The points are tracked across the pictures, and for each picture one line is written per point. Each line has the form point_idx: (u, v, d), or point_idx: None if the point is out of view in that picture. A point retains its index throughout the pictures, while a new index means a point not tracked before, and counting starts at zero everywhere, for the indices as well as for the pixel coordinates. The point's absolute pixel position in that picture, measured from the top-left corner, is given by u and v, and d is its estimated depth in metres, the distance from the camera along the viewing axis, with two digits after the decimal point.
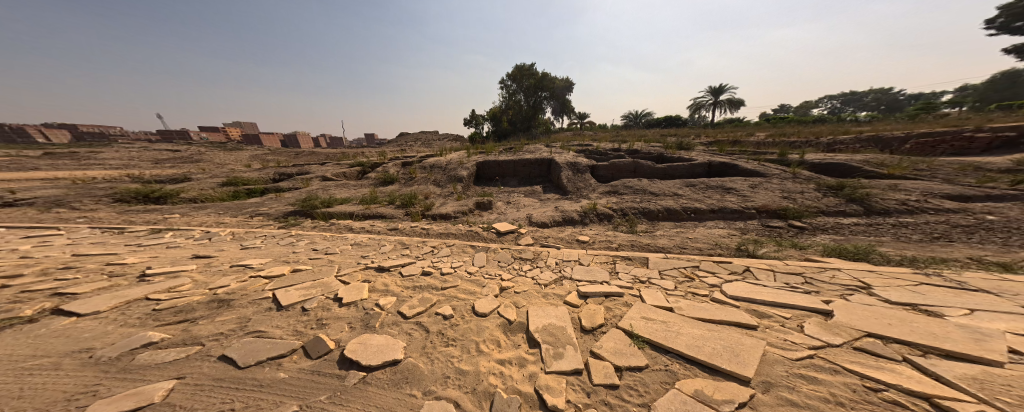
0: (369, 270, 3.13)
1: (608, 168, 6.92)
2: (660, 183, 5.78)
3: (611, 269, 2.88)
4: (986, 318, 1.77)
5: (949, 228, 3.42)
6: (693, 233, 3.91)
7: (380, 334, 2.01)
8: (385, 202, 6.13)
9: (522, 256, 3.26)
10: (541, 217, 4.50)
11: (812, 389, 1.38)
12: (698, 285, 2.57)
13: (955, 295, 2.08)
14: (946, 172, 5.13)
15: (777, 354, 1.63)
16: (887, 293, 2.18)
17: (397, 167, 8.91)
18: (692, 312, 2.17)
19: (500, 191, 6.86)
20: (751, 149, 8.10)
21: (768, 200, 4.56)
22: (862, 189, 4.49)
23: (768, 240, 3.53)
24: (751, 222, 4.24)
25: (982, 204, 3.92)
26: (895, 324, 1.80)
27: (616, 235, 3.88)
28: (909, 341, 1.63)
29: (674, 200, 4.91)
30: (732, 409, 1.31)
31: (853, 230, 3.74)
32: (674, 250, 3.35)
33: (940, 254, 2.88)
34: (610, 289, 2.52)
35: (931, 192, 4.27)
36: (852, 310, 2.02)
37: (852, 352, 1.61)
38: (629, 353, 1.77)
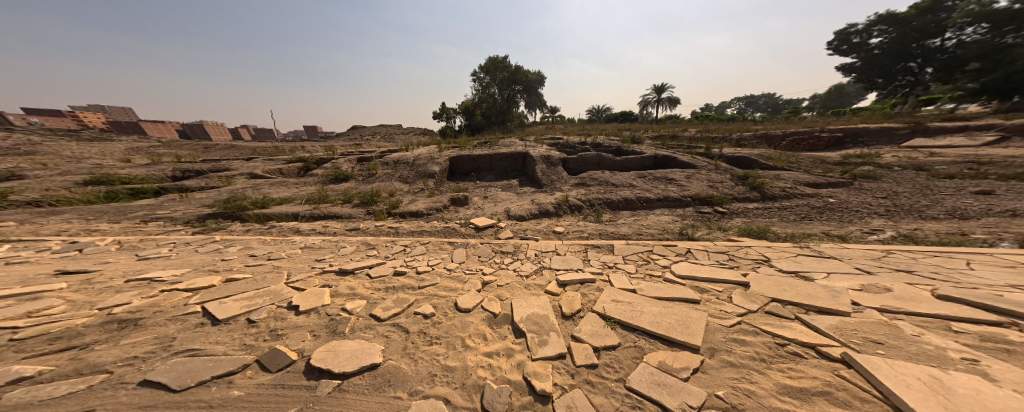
0: (328, 274, 2.81)
1: (577, 161, 7.24)
2: (619, 175, 6.28)
3: (583, 257, 3.08)
4: (838, 278, 2.38)
5: (808, 209, 4.44)
6: (647, 220, 4.37)
7: (352, 340, 1.84)
8: (339, 201, 5.51)
9: (503, 250, 3.27)
10: (519, 210, 4.55)
11: (742, 350, 1.69)
12: (653, 267, 2.91)
13: (818, 261, 2.74)
14: (805, 164, 6.45)
15: (715, 323, 1.95)
16: (779, 263, 2.77)
17: (351, 163, 8.04)
18: (650, 291, 2.45)
19: (475, 186, 6.69)
20: (685, 143, 9.24)
21: (700, 189, 5.29)
22: (759, 179, 5.50)
23: (702, 224, 4.12)
24: (688, 209, 4.89)
25: (826, 189, 5.12)
26: (786, 289, 2.30)
27: (586, 225, 4.13)
28: (798, 302, 2.10)
29: (630, 190, 5.38)
30: (689, 374, 1.53)
31: (754, 213, 4.56)
32: (634, 236, 3.70)
33: (807, 230, 3.71)
34: (585, 275, 2.69)
35: (798, 180, 5.41)
36: (761, 279, 2.51)
37: (766, 315, 2.01)
38: (604, 333, 1.92)
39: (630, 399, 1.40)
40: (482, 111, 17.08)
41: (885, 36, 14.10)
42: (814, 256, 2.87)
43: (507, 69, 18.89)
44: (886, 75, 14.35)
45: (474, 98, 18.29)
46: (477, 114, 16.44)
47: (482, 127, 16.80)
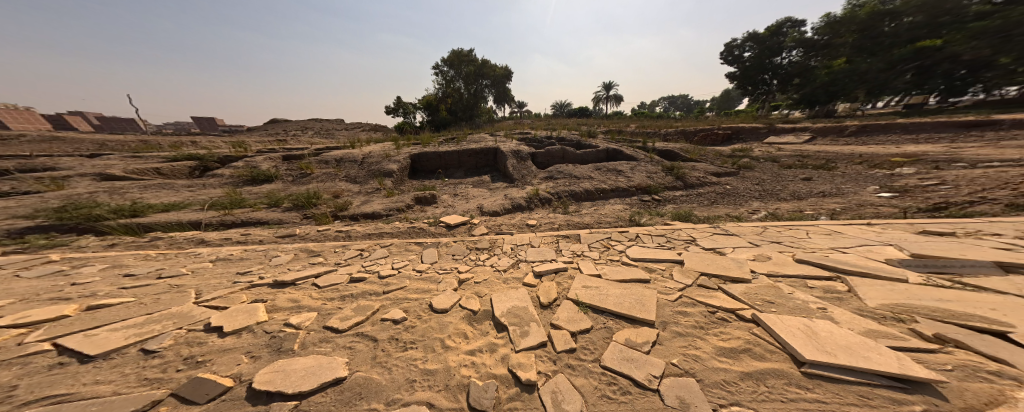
0: (261, 288, 2.37)
1: (545, 155, 7.48)
2: (579, 167, 6.62)
3: (556, 248, 3.19)
4: (741, 251, 2.81)
5: (711, 195, 5.35)
6: (605, 210, 4.72)
7: (306, 356, 1.60)
8: (262, 205, 4.63)
9: (479, 246, 3.21)
10: (492, 206, 4.49)
11: (687, 320, 1.82)
12: (611, 252, 3.07)
13: (728, 238, 3.15)
14: (708, 158, 7.50)
15: (664, 299, 2.08)
16: (702, 242, 3.10)
17: (273, 161, 6.78)
18: (612, 274, 2.59)
19: (443, 184, 6.35)
20: (625, 137, 10.16)
21: (641, 180, 5.92)
22: (680, 169, 6.37)
23: (645, 211, 4.58)
24: (634, 198, 5.42)
25: (725, 178, 6.20)
26: (710, 263, 2.60)
27: (556, 217, 4.29)
28: (716, 274, 2.39)
29: (590, 182, 5.75)
30: (651, 347, 1.59)
31: (679, 199, 5.30)
32: (595, 225, 3.96)
33: (718, 212, 4.45)
34: (559, 265, 2.78)
35: (708, 171, 6.44)
36: (692, 257, 2.77)
37: (700, 288, 2.21)
38: (579, 318, 1.95)
39: (607, 377, 1.43)
40: (447, 106, 15.85)
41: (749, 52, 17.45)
42: (717, 236, 3.27)
43: (474, 62, 17.83)
44: (750, 84, 17.50)
45: (437, 91, 16.85)
46: (441, 109, 15.18)
47: (448, 123, 15.65)
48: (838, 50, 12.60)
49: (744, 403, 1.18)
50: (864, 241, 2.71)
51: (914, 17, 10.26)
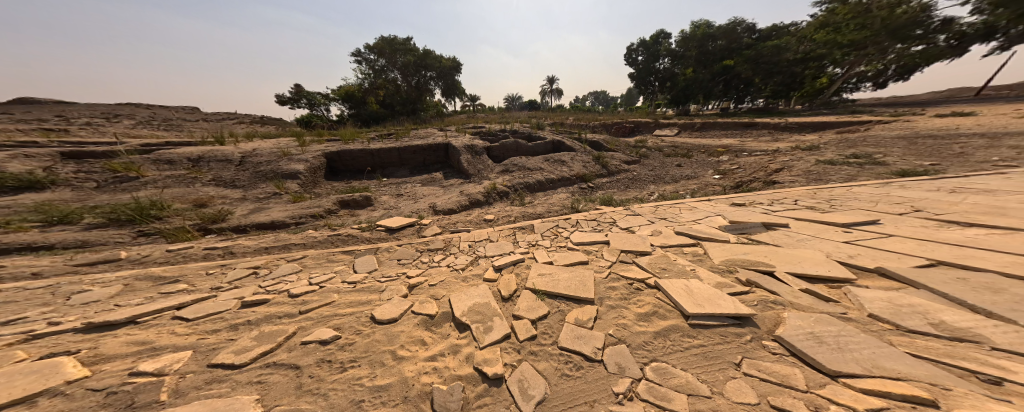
0: (58, 338, 1.60)
1: (499, 148, 7.50)
2: (532, 159, 6.85)
3: (513, 240, 3.28)
4: (645, 227, 3.33)
5: (625, 180, 6.34)
6: (553, 199, 5.06)
7: (183, 405, 1.21)
8: (21, 221, 3.03)
9: (434, 248, 3.07)
10: (447, 204, 4.32)
11: (617, 293, 2.13)
12: (560, 238, 3.31)
13: (627, 219, 3.66)
14: (622, 147, 8.73)
15: (599, 278, 2.39)
16: (621, 222, 3.56)
17: (45, 157, 4.49)
18: (563, 259, 2.81)
19: (380, 185, 5.77)
20: (563, 129, 10.94)
21: (579, 168, 6.58)
22: (604, 158, 7.29)
23: (586, 198, 5.07)
24: (575, 186, 5.97)
25: (633, 164, 7.44)
26: (631, 239, 3.02)
27: (512, 209, 4.41)
28: (625, 249, 2.82)
29: (543, 173, 6.07)
30: (594, 322, 1.83)
31: (605, 185, 6.11)
32: (547, 215, 4.20)
33: (632, 194, 5.33)
34: (517, 256, 2.85)
35: (624, 160, 7.58)
36: (619, 236, 3.17)
37: (625, 263, 2.57)
38: (537, 306, 2.06)
39: (564, 356, 1.57)
40: (379, 98, 14.13)
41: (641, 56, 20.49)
42: (629, 215, 3.77)
43: (413, 50, 16.11)
44: (642, 85, 20.69)
45: (366, 80, 14.75)
46: (370, 101, 13.49)
47: (381, 118, 13.96)
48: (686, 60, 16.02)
49: (659, 358, 1.47)
50: (705, 214, 3.47)
51: (718, 43, 14.88)
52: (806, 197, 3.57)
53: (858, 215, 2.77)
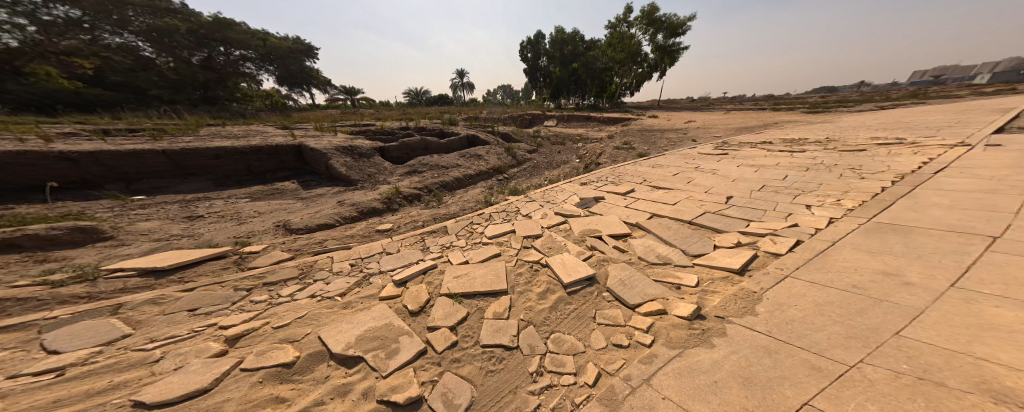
0: None
1: (399, 148, 6.85)
2: (448, 156, 6.65)
3: (423, 247, 3.10)
4: (539, 211, 3.77)
5: (530, 168, 6.98)
6: (469, 196, 5.09)
7: None
8: None
9: (291, 280, 2.40)
10: (318, 219, 3.66)
11: (526, 279, 2.39)
12: (475, 235, 3.38)
13: (527, 206, 4.05)
14: (529, 139, 9.48)
15: (509, 266, 2.61)
16: (527, 209, 3.94)
17: None
18: (477, 256, 2.88)
19: (124, 206, 3.86)
20: (478, 123, 11.15)
21: (495, 161, 6.82)
22: (513, 148, 7.80)
23: (503, 190, 5.29)
24: (495, 179, 6.17)
25: (533, 152, 8.22)
26: (531, 224, 3.43)
27: (421, 213, 4.22)
28: (527, 236, 3.17)
29: (460, 170, 6.00)
30: (507, 309, 2.02)
31: (520, 174, 6.57)
32: (461, 213, 4.21)
33: (532, 181, 5.90)
34: (428, 263, 2.69)
35: (529, 150, 8.29)
36: (527, 223, 3.48)
37: (529, 250, 2.89)
38: (454, 311, 2.03)
39: (486, 353, 1.65)
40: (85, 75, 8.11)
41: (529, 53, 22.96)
42: (529, 201, 4.21)
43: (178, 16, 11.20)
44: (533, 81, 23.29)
45: (19, 38, 7.28)
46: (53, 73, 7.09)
47: (122, 105, 8.51)
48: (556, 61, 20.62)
49: (557, 330, 1.80)
50: (568, 194, 4.26)
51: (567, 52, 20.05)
52: (604, 175, 4.91)
53: (686, 188, 3.92)
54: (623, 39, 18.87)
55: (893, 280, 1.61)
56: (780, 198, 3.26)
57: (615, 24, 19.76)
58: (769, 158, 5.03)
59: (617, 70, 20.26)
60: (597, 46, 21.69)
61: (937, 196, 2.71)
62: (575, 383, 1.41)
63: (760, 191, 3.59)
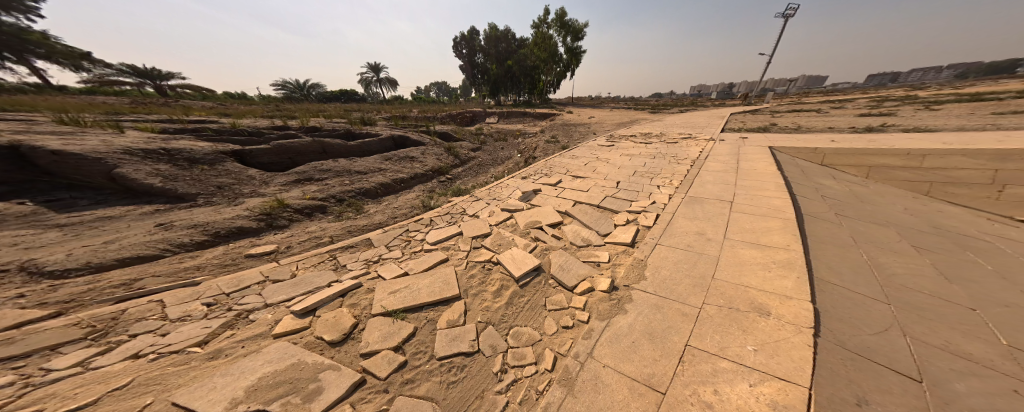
0: None
1: (268, 153, 5.19)
2: (363, 160, 5.91)
3: (336, 266, 2.71)
4: (485, 210, 3.80)
5: (475, 166, 6.97)
6: (399, 203, 4.72)
7: None
8: None
9: (65, 344, 1.63)
10: (127, 252, 2.59)
11: (477, 281, 2.43)
12: (413, 244, 3.21)
13: (473, 205, 4.02)
14: (470, 137, 9.46)
15: (459, 270, 2.60)
16: (473, 208, 3.91)
17: None
18: (418, 266, 2.71)
19: None
20: (412, 122, 10.59)
21: (434, 161, 6.56)
22: (455, 148, 7.70)
23: (446, 191, 5.10)
24: (435, 180, 5.94)
25: (477, 150, 8.22)
26: (478, 224, 3.44)
27: (328, 227, 3.69)
28: (475, 237, 3.18)
29: (383, 175, 5.48)
30: (463, 315, 2.02)
31: (463, 173, 6.52)
32: (390, 222, 3.90)
33: (476, 180, 5.86)
34: (344, 284, 2.37)
35: (471, 147, 8.27)
36: (475, 224, 3.46)
37: (479, 251, 2.91)
38: (396, 329, 1.88)
39: (445, 366, 1.62)
40: None
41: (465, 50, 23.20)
42: (475, 200, 4.18)
43: None
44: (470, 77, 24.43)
45: None
46: None
47: None
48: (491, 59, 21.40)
49: (515, 324, 1.98)
50: (512, 189, 4.40)
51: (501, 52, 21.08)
52: (541, 168, 5.23)
53: (610, 175, 4.54)
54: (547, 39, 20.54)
55: (702, 237, 2.68)
56: (639, 178, 4.29)
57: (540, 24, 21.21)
58: (635, 148, 6.16)
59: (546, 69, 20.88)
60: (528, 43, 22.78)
61: (707, 174, 4.20)
62: (538, 370, 1.60)
63: (640, 173, 4.55)
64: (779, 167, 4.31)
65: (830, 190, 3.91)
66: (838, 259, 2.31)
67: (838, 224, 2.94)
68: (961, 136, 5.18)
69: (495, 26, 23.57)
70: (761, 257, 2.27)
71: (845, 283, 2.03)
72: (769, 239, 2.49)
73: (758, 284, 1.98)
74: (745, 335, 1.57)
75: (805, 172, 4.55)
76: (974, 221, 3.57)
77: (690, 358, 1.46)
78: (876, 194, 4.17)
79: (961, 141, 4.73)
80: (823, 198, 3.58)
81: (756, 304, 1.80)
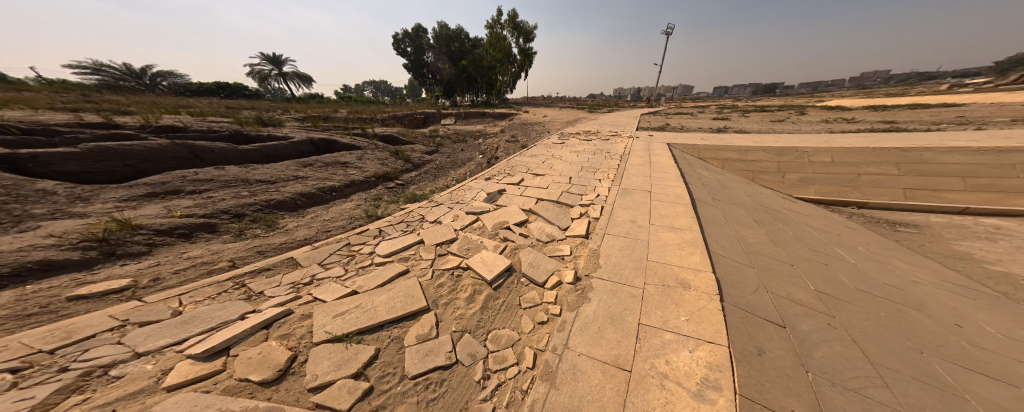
0: None
1: (86, 160, 3.81)
2: (266, 168, 5.08)
3: (248, 295, 2.11)
4: (445, 215, 3.62)
5: (432, 170, 6.63)
6: (329, 214, 4.20)
7: None
8: None
9: None
10: None
11: (443, 289, 2.32)
12: (359, 258, 2.83)
13: (432, 211, 3.79)
14: (421, 140, 8.91)
15: (424, 281, 2.41)
16: (430, 215, 3.69)
17: None
18: (368, 283, 2.39)
19: None
20: (342, 126, 9.34)
21: (376, 168, 6.06)
22: (405, 153, 7.21)
23: (396, 199, 4.66)
24: (378, 188, 5.45)
25: (432, 154, 7.79)
26: (440, 230, 3.27)
27: (228, 247, 3.05)
28: (438, 243, 3.02)
29: (302, 184, 4.80)
30: (435, 328, 1.93)
31: (417, 178, 6.11)
32: (321, 237, 3.46)
33: (432, 185, 5.51)
34: (271, 311, 1.91)
35: (423, 151, 7.81)
36: (435, 231, 3.28)
37: (444, 258, 2.76)
38: (354, 355, 1.66)
39: (421, 384, 1.55)
40: None
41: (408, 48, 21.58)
42: (435, 205, 3.96)
43: None
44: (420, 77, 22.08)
45: None
46: None
47: None
48: (441, 58, 20.65)
49: (492, 327, 1.99)
50: (476, 191, 4.29)
51: (451, 49, 20.46)
52: (499, 168, 5.27)
53: (564, 171, 4.90)
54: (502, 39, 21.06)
55: (634, 223, 3.19)
56: (583, 174, 4.75)
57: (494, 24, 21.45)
58: (580, 145, 6.80)
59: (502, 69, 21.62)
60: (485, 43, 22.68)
61: (631, 168, 4.92)
62: (519, 369, 1.67)
63: (586, 168, 5.03)
64: (675, 160, 5.37)
65: (708, 177, 5.01)
66: (723, 235, 3.08)
67: (716, 206, 3.84)
68: (762, 135, 7.61)
69: (443, 24, 22.89)
70: (676, 237, 2.84)
71: (729, 253, 2.74)
72: (679, 222, 3.13)
73: (677, 260, 2.49)
74: (678, 308, 1.94)
75: (687, 163, 5.65)
76: (779, 196, 5.13)
77: (644, 335, 1.73)
78: (732, 181, 5.31)
79: (763, 140, 6.83)
80: (704, 185, 4.55)
81: (681, 278, 2.26)
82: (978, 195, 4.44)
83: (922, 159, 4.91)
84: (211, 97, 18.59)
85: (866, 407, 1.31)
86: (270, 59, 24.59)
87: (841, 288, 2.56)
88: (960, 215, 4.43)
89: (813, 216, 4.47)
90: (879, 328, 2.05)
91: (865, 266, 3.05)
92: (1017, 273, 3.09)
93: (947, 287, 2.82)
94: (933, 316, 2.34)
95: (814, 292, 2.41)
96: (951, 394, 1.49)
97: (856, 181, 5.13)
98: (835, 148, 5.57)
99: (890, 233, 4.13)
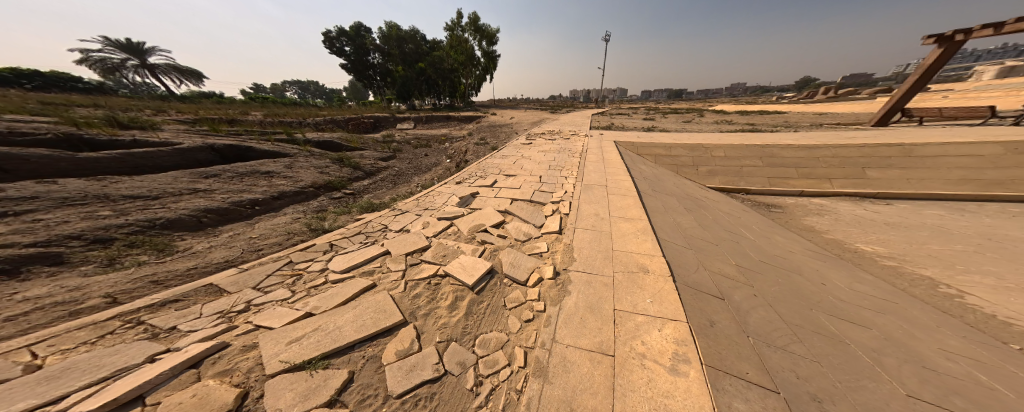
0: None
1: None
2: (145, 181, 3.92)
3: (152, 333, 1.58)
4: (411, 224, 3.35)
5: (389, 177, 6.13)
6: (255, 230, 3.45)
7: None
8: None
9: None
10: None
11: (422, 299, 2.13)
12: (308, 277, 2.38)
13: (396, 220, 3.47)
14: (370, 146, 8.17)
15: (397, 293, 2.17)
16: (394, 225, 3.36)
17: None
18: (327, 301, 2.03)
19: None
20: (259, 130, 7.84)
21: (314, 177, 5.25)
22: (352, 159, 6.50)
23: (346, 210, 4.11)
24: (320, 199, 4.73)
25: (385, 160, 7.19)
26: (407, 239, 3.00)
27: (99, 280, 2.22)
28: (407, 253, 2.77)
29: (208, 198, 3.84)
30: (418, 339, 1.75)
31: (369, 187, 5.53)
32: (248, 257, 2.79)
33: (388, 194, 5.04)
34: (195, 347, 1.46)
35: (374, 157, 7.15)
36: (402, 240, 3.00)
37: (417, 268, 2.54)
38: (322, 384, 1.39)
39: (411, 401, 1.39)
40: None
41: (346, 47, 19.69)
42: (398, 214, 3.64)
43: None
44: (364, 78, 20.67)
45: None
46: None
47: None
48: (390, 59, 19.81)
49: (480, 332, 1.91)
50: (446, 196, 4.12)
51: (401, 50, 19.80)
52: (464, 172, 5.16)
53: (530, 172, 5.07)
54: (461, 43, 21.57)
55: (598, 217, 3.49)
56: (547, 173, 5.00)
57: (451, 27, 21.73)
58: (541, 146, 7.15)
59: (460, 71, 22.04)
60: (438, 47, 22.35)
61: (588, 166, 5.38)
62: (514, 368, 1.63)
63: (549, 168, 5.30)
64: (620, 157, 6.08)
65: (647, 174, 5.79)
66: (668, 224, 3.60)
67: (657, 199, 4.47)
68: (679, 133, 9.25)
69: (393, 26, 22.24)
70: (633, 228, 3.21)
71: (673, 239, 3.21)
72: (633, 214, 3.54)
73: (638, 249, 2.81)
74: (644, 291, 2.18)
75: (629, 159, 6.46)
76: (696, 186, 6.28)
77: (623, 317, 1.91)
78: (663, 175, 6.28)
79: (681, 138, 8.29)
80: (645, 180, 5.25)
81: (643, 264, 2.56)
82: (809, 181, 6.20)
83: (775, 154, 6.75)
84: (28, 90, 13.48)
85: (793, 359, 1.70)
86: (125, 46, 19.18)
87: (752, 261, 3.25)
88: (801, 196, 6.04)
89: (721, 202, 5.59)
90: (783, 293, 2.68)
91: (762, 243, 3.94)
92: (840, 238, 4.46)
93: (809, 254, 3.88)
94: (808, 278, 3.17)
95: (737, 267, 3.00)
96: (837, 341, 2.05)
97: (740, 172, 6.62)
98: (732, 148, 7.17)
99: (767, 213, 5.48)
